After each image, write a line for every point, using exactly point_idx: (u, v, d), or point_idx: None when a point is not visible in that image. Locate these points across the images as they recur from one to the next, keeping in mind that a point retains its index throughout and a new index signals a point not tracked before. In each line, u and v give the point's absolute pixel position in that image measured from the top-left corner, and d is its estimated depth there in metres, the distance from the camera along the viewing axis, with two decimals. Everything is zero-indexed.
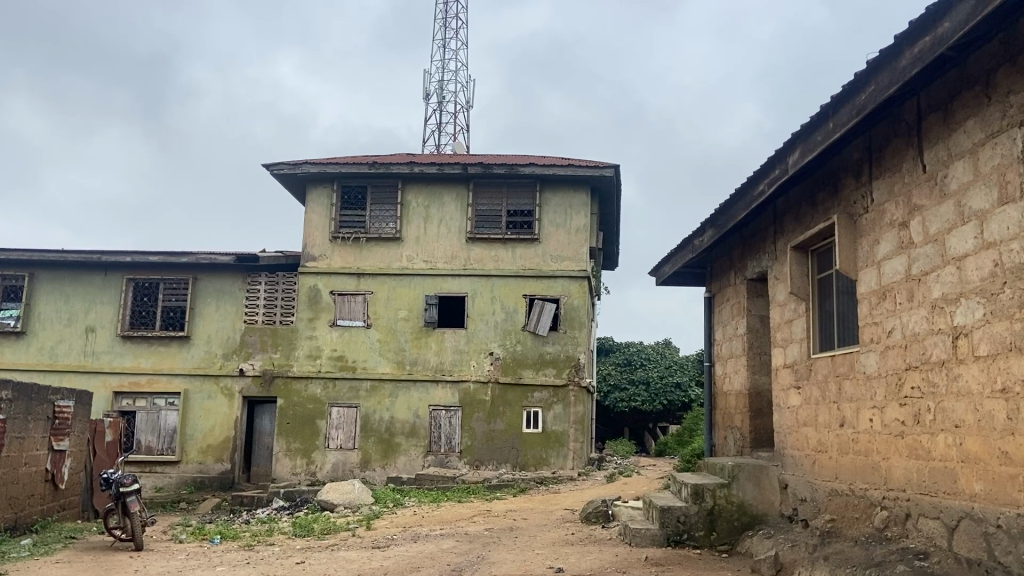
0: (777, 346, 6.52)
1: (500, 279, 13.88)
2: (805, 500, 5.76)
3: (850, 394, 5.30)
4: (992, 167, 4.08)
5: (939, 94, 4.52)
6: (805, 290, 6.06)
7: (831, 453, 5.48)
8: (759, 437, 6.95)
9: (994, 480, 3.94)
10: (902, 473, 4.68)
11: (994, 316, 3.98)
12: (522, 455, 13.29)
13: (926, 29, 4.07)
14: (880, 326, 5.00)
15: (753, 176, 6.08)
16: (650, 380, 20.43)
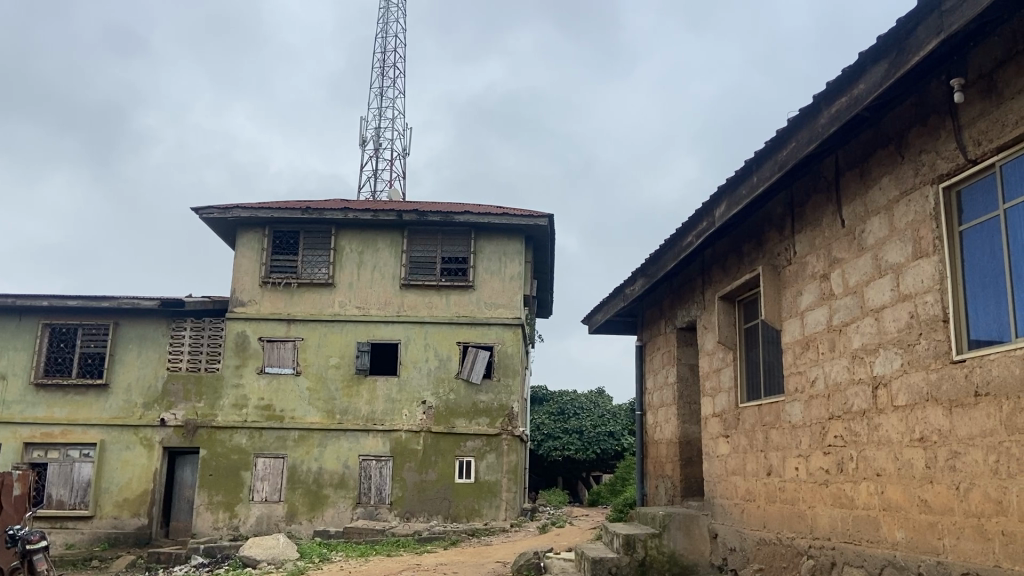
0: (706, 395, 6.59)
1: (433, 327, 13.80)
2: (734, 550, 5.77)
3: (776, 443, 5.37)
4: (906, 223, 4.26)
5: (855, 154, 4.71)
6: (733, 339, 6.21)
7: (759, 502, 5.53)
8: (690, 486, 6.99)
9: (914, 529, 4.03)
10: (827, 522, 4.74)
11: (912, 366, 4.11)
12: (453, 506, 13.08)
13: (841, 91, 4.27)
14: (803, 375, 5.11)
15: (681, 228, 6.20)
16: (584, 429, 20.41)
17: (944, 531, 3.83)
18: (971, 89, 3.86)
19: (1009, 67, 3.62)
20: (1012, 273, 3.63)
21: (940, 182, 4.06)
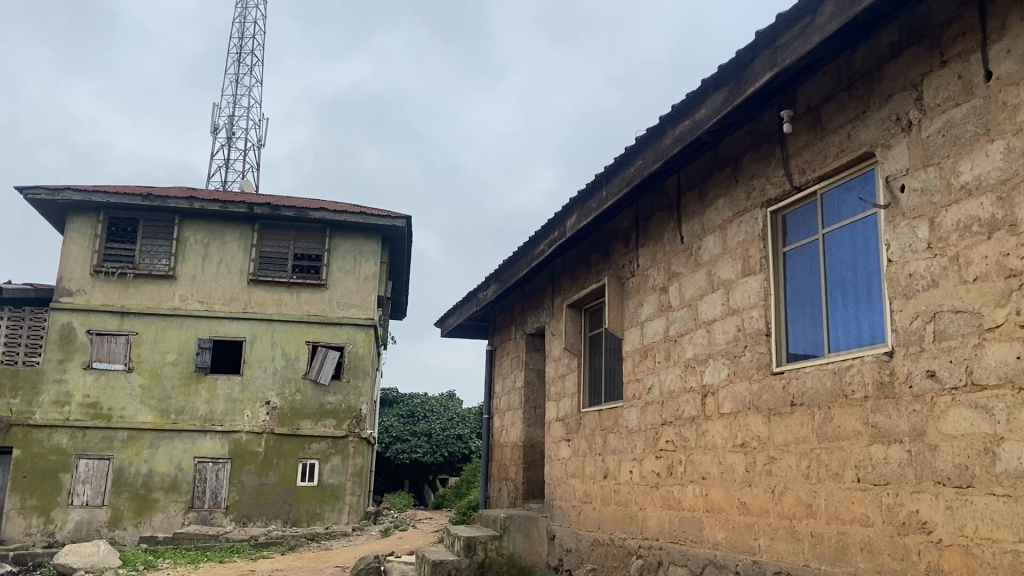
0: (551, 399, 6.76)
1: (282, 325, 13.40)
2: (570, 551, 5.95)
3: (613, 447, 5.59)
4: (737, 243, 4.58)
5: (695, 174, 5.01)
6: (578, 346, 6.42)
7: (595, 504, 5.73)
8: (531, 488, 7.17)
9: (733, 529, 4.31)
10: (656, 523, 4.97)
11: (737, 376, 4.42)
12: (294, 511, 12.71)
13: (685, 114, 4.51)
14: (641, 382, 5.34)
15: (534, 236, 6.34)
16: (432, 432, 20.44)
17: (759, 532, 4.12)
18: (799, 122, 4.27)
19: (833, 102, 4.05)
20: (827, 294, 4.05)
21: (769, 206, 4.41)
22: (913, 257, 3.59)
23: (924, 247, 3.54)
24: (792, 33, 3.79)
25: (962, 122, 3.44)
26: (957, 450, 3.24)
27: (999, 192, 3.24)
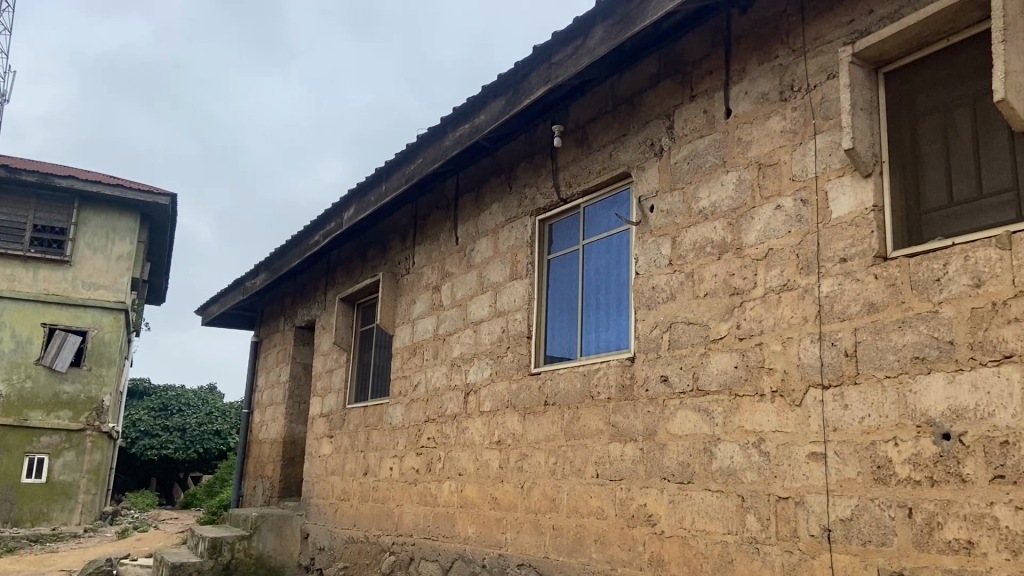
0: (316, 395, 6.79)
1: (12, 303, 12.80)
2: (323, 549, 6.08)
3: (375, 443, 5.76)
4: (507, 248, 5.00)
5: (474, 178, 5.35)
6: (349, 341, 6.50)
7: (352, 501, 5.87)
8: (290, 487, 7.19)
9: (484, 524, 4.67)
10: (411, 519, 5.21)
11: (498, 375, 4.82)
12: (15, 509, 12.16)
13: (466, 118, 4.61)
14: (408, 380, 5.54)
15: (309, 227, 6.17)
16: (187, 427, 19.40)
17: (507, 526, 4.53)
18: (568, 136, 4.79)
19: (598, 123, 4.66)
20: (580, 299, 4.58)
21: (536, 215, 4.88)
22: (655, 271, 4.22)
23: (665, 263, 4.18)
24: (565, 51, 4.04)
25: (704, 152, 4.13)
26: (680, 449, 3.90)
27: (730, 219, 3.96)
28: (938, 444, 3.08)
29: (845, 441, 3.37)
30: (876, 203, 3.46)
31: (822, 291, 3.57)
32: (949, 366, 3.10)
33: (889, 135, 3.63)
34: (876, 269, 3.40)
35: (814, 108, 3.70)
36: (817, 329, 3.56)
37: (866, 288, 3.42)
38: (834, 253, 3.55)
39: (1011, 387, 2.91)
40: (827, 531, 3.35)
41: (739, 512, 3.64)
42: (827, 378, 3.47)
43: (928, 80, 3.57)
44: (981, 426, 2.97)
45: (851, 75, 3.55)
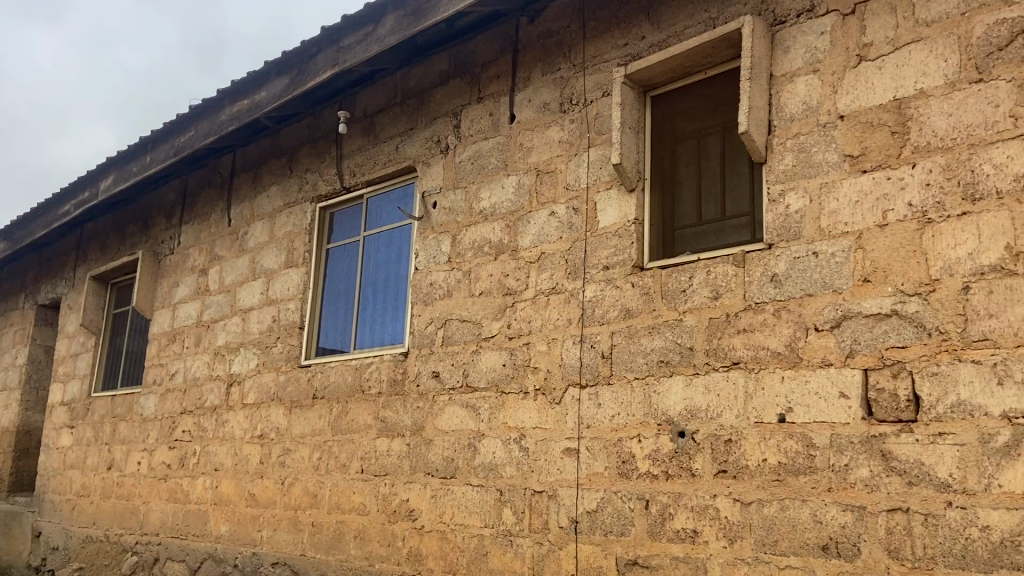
0: (59, 380, 7.63)
1: None
2: (56, 549, 6.90)
3: (122, 436, 6.56)
4: (283, 234, 5.65)
5: (251, 157, 6.07)
6: (98, 323, 7.42)
7: (94, 498, 6.66)
8: (19, 478, 8.38)
9: (239, 521, 5.34)
10: (158, 517, 5.99)
11: (265, 366, 5.43)
12: None
13: (243, 95, 5.32)
14: (164, 368, 6.33)
15: (62, 195, 7.01)
16: None
17: (263, 523, 5.14)
18: (356, 123, 5.30)
19: (381, 114, 5.18)
20: (351, 285, 5.27)
21: (318, 200, 5.51)
22: (433, 267, 4.63)
23: (443, 260, 4.60)
24: (354, 37, 4.53)
25: (487, 153, 4.51)
26: (446, 444, 4.35)
27: (507, 221, 4.36)
28: (673, 441, 3.75)
29: (596, 437, 3.90)
30: (636, 216, 3.94)
31: (585, 295, 4.04)
32: (688, 370, 3.78)
33: (652, 154, 4.08)
34: (633, 278, 3.94)
35: (590, 121, 4.11)
36: (579, 331, 4.03)
37: (623, 295, 3.95)
38: (598, 261, 4.02)
39: (737, 389, 3.69)
40: (575, 523, 3.86)
41: (496, 506, 4.09)
42: (585, 378, 3.97)
43: (689, 107, 4.05)
44: (710, 425, 3.70)
45: (621, 94, 3.96)
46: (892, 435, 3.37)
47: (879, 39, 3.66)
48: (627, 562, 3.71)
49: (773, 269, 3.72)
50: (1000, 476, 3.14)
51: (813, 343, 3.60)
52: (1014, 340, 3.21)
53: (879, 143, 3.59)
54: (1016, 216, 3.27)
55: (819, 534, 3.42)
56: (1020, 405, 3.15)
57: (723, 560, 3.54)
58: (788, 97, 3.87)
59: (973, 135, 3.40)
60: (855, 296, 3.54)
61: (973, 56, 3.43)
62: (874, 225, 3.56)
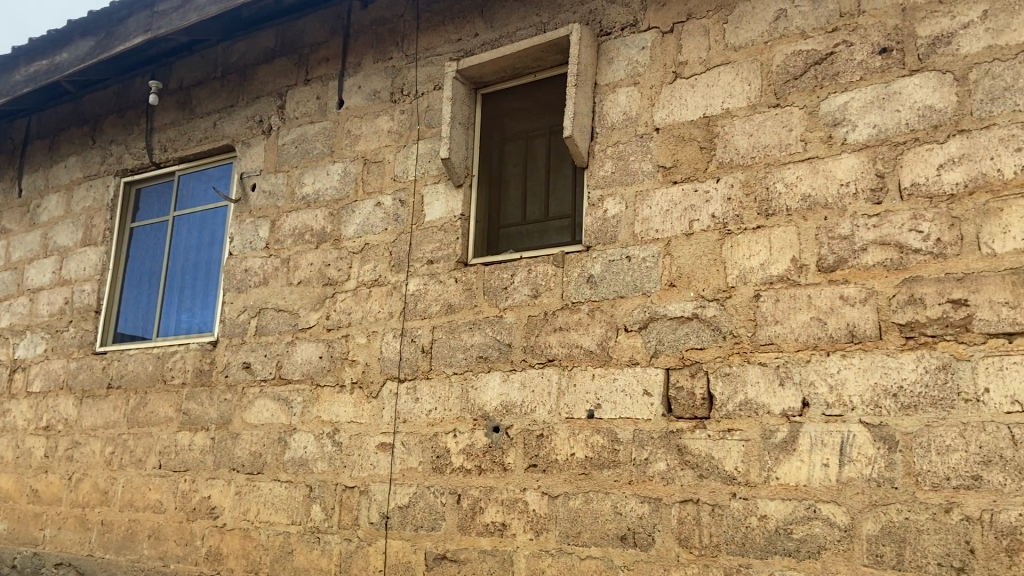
0: None
1: None
2: None
3: None
4: (83, 209, 5.66)
5: (49, 124, 6.01)
6: None
7: None
8: None
9: (19, 517, 5.26)
10: None
11: (56, 351, 5.43)
12: None
13: (44, 56, 5.35)
14: None
15: None
16: None
17: (46, 521, 5.10)
18: (170, 95, 5.44)
19: (196, 88, 5.35)
20: (156, 262, 5.40)
21: (122, 175, 5.58)
22: (249, 253, 4.81)
23: (261, 246, 4.78)
24: (171, 5, 4.75)
25: (312, 138, 4.76)
26: (255, 438, 4.48)
27: (331, 209, 4.57)
28: (487, 436, 3.91)
29: (412, 432, 4.06)
30: (462, 212, 4.19)
31: (408, 288, 4.24)
32: (506, 366, 3.95)
33: (482, 152, 4.33)
34: (457, 273, 4.14)
35: (420, 114, 4.39)
36: (400, 325, 4.21)
37: (446, 289, 4.15)
38: (422, 255, 4.24)
39: (550, 386, 3.86)
40: (386, 518, 4.02)
41: (305, 502, 4.24)
42: (404, 372, 4.14)
43: (516, 107, 4.31)
44: (523, 420, 3.87)
45: (453, 89, 4.24)
46: (688, 430, 3.63)
47: (693, 58, 3.93)
48: (435, 557, 3.87)
49: (589, 270, 3.92)
50: (778, 469, 3.45)
51: (622, 343, 3.81)
52: (795, 344, 3.53)
53: (689, 156, 3.86)
54: (802, 232, 3.61)
55: (619, 525, 3.63)
56: (797, 404, 3.47)
57: (528, 552, 3.72)
58: (610, 106, 4.08)
59: (769, 155, 3.72)
60: (661, 300, 3.79)
61: (773, 82, 3.76)
62: (681, 233, 3.82)
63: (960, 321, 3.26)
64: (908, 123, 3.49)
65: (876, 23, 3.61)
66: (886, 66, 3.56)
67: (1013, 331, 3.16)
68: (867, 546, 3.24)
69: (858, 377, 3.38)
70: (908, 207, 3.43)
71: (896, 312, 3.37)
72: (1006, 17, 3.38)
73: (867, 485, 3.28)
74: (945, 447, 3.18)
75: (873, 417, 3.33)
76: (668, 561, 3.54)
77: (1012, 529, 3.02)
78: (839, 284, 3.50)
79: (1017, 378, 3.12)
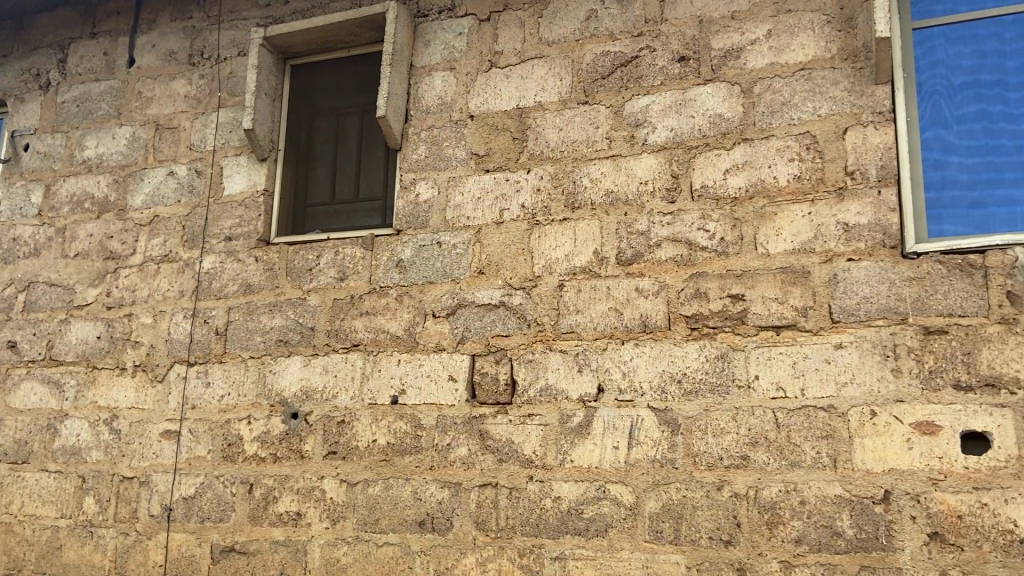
0: None
1: None
2: None
3: None
4: None
5: None
6: None
7: None
8: None
9: None
10: None
11: None
12: None
13: None
14: None
15: None
16: None
17: None
18: None
19: None
20: None
21: None
22: (18, 220, 4.53)
23: (33, 214, 4.51)
24: None
25: (97, 98, 4.58)
26: (19, 426, 4.24)
27: (116, 175, 4.41)
28: (285, 423, 3.87)
29: (200, 419, 3.98)
30: (265, 186, 4.15)
31: (202, 266, 4.14)
32: (307, 350, 3.92)
33: (288, 124, 4.29)
34: (257, 252, 4.08)
35: (222, 80, 4.34)
36: (191, 305, 4.11)
37: (245, 269, 4.07)
38: (220, 231, 4.16)
39: (353, 371, 3.85)
40: (168, 511, 3.93)
41: (76, 495, 4.07)
42: (195, 354, 4.04)
43: (330, 83, 4.33)
44: (324, 407, 3.85)
45: (259, 57, 4.17)
46: (490, 416, 3.70)
47: (508, 48, 4.03)
48: (222, 549, 3.84)
49: (398, 255, 3.93)
50: (572, 452, 3.58)
51: (429, 329, 3.84)
52: (593, 333, 3.68)
53: (502, 146, 3.94)
54: (604, 226, 3.76)
55: (418, 511, 3.67)
56: (593, 390, 3.62)
57: (323, 541, 3.73)
58: (425, 89, 4.10)
59: (577, 150, 3.86)
60: (469, 287, 3.84)
61: (582, 80, 3.91)
62: (492, 221, 3.87)
63: (737, 314, 3.54)
64: (701, 129, 3.73)
65: (676, 32, 3.84)
66: (683, 74, 3.80)
67: (780, 324, 3.48)
68: (648, 523, 3.45)
69: (648, 364, 3.58)
70: (698, 207, 3.68)
71: (683, 304, 3.61)
72: (787, 37, 3.70)
73: (652, 465, 3.49)
74: (719, 430, 3.45)
75: (660, 402, 3.54)
76: (465, 544, 3.60)
77: (772, 504, 3.33)
78: (635, 277, 3.69)
79: (781, 367, 3.44)
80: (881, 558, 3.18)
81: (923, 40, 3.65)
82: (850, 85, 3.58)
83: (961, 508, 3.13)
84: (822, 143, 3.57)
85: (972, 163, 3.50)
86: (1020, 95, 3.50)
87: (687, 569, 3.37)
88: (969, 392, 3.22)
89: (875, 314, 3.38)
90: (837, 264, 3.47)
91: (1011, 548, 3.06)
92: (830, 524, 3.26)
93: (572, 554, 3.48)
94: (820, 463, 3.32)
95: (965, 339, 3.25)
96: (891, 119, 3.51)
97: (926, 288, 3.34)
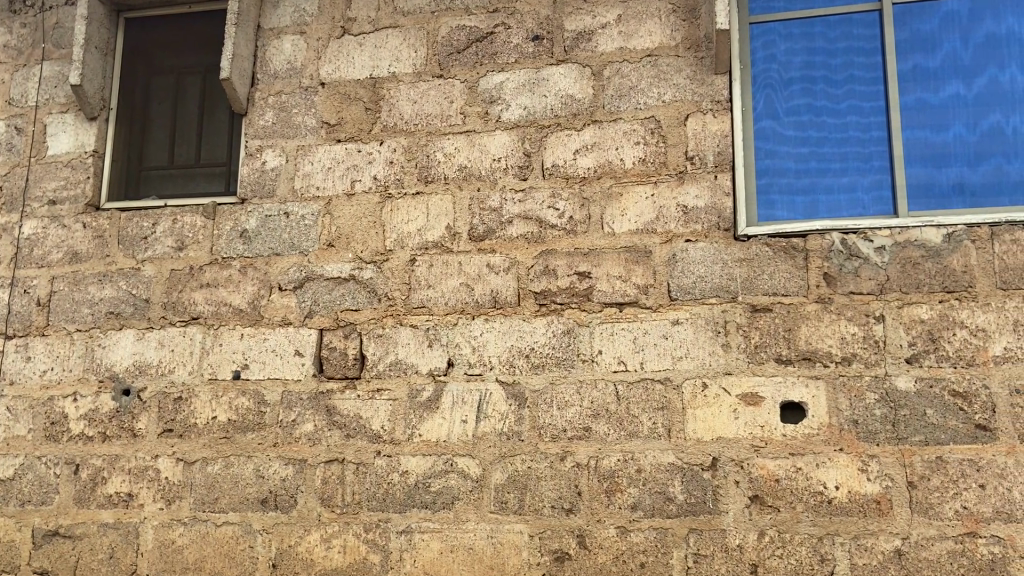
0: None
1: None
2: None
3: None
4: None
5: None
6: None
7: None
8: None
9: None
10: None
11: None
12: None
13: None
14: None
15: None
16: None
17: None
18: None
19: None
20: None
21: None
22: None
23: None
24: None
25: None
26: None
27: None
28: (115, 400, 3.70)
29: (20, 397, 3.76)
30: (95, 148, 3.95)
31: (22, 231, 3.90)
32: (141, 323, 3.76)
33: (121, 81, 4.09)
34: (85, 218, 3.87)
35: (46, 31, 4.08)
36: (10, 274, 3.88)
37: (71, 235, 3.87)
38: (43, 194, 3.93)
39: (192, 345, 3.72)
40: None
41: None
42: (14, 328, 3.82)
43: (167, 41, 4.16)
44: (159, 383, 3.70)
45: (88, 9, 3.95)
46: (338, 391, 3.64)
47: (361, 16, 3.97)
48: (45, 534, 3.62)
49: (243, 225, 3.82)
50: (420, 426, 3.58)
51: (275, 302, 3.73)
52: (444, 308, 3.69)
53: (353, 116, 3.88)
54: (457, 201, 3.76)
55: (260, 489, 3.57)
56: (442, 364, 3.64)
57: (157, 523, 3.58)
58: (274, 53, 4.00)
59: (431, 124, 3.84)
60: (318, 260, 3.76)
61: (437, 53, 3.90)
62: (343, 193, 3.81)
63: (583, 291, 3.64)
64: (553, 109, 3.80)
65: (530, 11, 3.89)
66: (537, 53, 3.85)
67: (622, 301, 3.61)
68: (493, 494, 3.51)
69: (497, 339, 3.64)
70: (548, 185, 3.74)
71: (532, 281, 3.67)
72: (635, 23, 3.82)
73: (498, 438, 3.55)
74: (564, 402, 3.56)
75: (507, 376, 3.60)
76: (310, 521, 3.54)
77: (611, 473, 3.47)
78: (486, 252, 3.72)
79: (623, 342, 3.58)
80: (707, 521, 3.38)
81: (758, 34, 3.88)
82: (692, 73, 3.74)
83: (779, 472, 3.38)
84: (665, 128, 3.72)
85: (799, 153, 3.75)
86: (842, 90, 3.77)
87: (529, 537, 3.46)
88: (788, 365, 3.47)
89: (708, 292, 3.57)
90: (676, 244, 3.63)
91: (820, 508, 3.33)
92: (663, 490, 3.43)
93: (418, 528, 3.50)
94: (655, 433, 3.49)
95: (786, 317, 3.50)
96: (727, 108, 3.70)
97: (753, 268, 3.56)
